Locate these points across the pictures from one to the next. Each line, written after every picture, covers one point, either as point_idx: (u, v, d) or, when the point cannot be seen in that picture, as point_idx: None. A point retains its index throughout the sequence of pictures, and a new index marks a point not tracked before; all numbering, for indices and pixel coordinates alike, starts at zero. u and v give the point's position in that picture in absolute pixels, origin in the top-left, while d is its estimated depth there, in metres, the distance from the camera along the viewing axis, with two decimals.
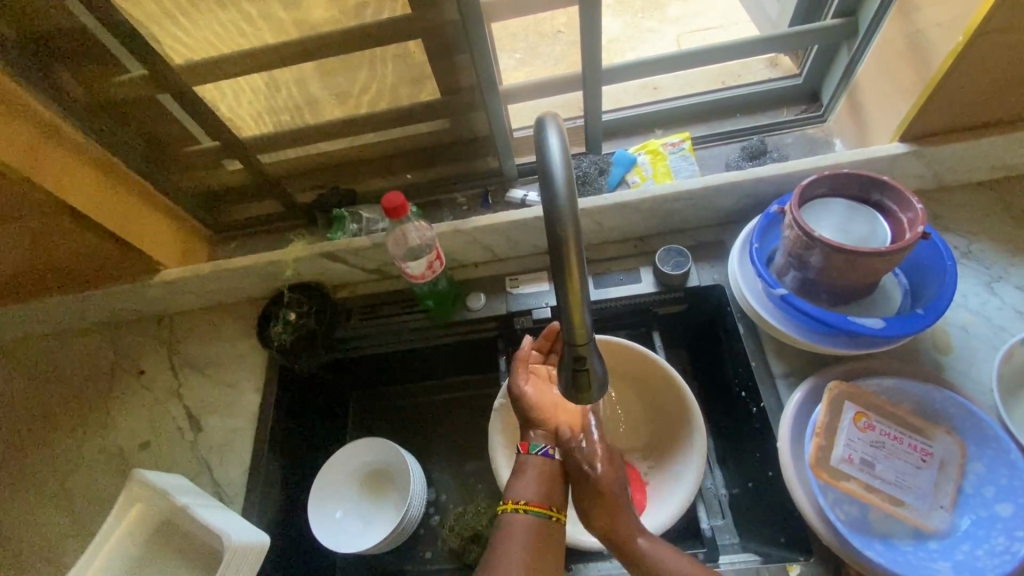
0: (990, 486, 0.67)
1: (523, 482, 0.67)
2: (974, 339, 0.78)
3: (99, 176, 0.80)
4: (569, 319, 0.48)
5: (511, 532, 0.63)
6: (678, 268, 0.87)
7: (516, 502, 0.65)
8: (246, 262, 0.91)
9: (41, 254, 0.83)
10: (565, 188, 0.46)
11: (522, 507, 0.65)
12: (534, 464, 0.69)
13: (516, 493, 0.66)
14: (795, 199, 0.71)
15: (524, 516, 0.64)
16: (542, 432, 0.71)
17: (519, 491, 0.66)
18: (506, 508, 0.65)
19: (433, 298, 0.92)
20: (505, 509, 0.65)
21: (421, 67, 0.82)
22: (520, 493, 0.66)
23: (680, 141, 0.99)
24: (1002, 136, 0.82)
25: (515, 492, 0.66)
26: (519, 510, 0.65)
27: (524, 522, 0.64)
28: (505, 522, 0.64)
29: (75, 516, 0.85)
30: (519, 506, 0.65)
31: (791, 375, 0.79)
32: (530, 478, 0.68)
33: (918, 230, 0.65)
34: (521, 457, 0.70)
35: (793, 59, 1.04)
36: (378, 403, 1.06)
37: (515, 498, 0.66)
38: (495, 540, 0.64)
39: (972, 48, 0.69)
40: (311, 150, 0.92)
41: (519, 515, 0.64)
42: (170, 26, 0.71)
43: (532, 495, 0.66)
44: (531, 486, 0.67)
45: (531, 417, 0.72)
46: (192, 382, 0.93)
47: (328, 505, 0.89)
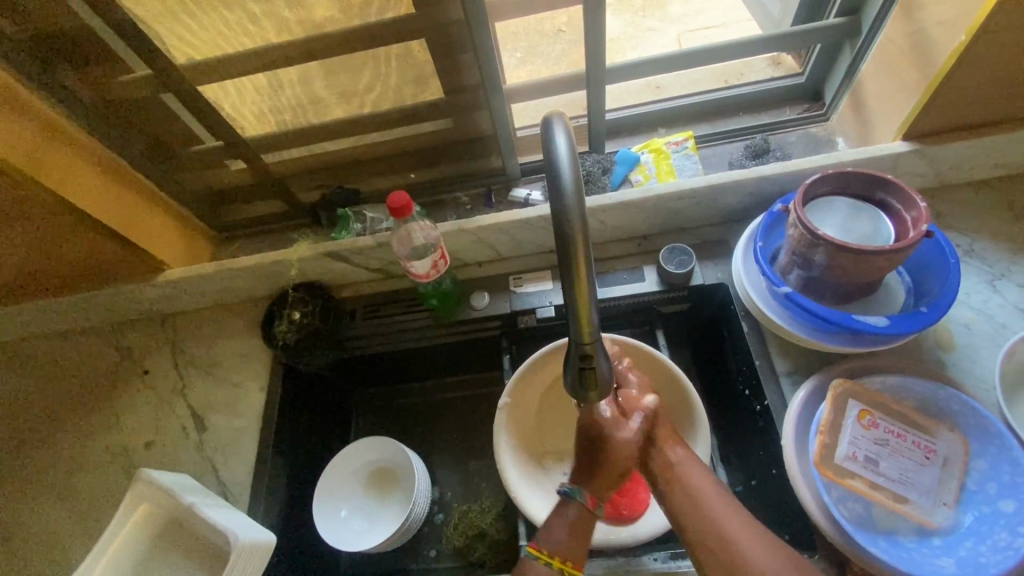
0: (993, 483, 0.67)
1: (558, 530, 0.64)
2: (976, 336, 0.78)
3: (103, 176, 0.80)
4: (577, 317, 0.48)
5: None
6: (682, 266, 0.87)
7: (550, 556, 0.62)
8: (250, 261, 0.91)
9: (45, 253, 0.83)
10: (573, 187, 0.47)
11: (556, 564, 0.62)
12: (569, 513, 0.65)
13: (551, 544, 0.63)
14: (799, 197, 0.71)
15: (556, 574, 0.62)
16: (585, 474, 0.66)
17: (553, 539, 0.63)
18: (540, 561, 0.62)
19: (437, 296, 0.92)
20: (535, 559, 0.63)
21: (425, 66, 0.82)
22: (556, 545, 0.63)
23: (683, 140, 0.99)
24: (1004, 135, 0.82)
25: (546, 541, 0.63)
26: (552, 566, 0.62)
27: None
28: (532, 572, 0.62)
29: (80, 516, 0.85)
30: (553, 561, 0.62)
31: (795, 373, 0.79)
32: (564, 524, 0.64)
33: (922, 227, 0.66)
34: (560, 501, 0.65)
35: (795, 57, 1.04)
36: (382, 402, 1.06)
37: (550, 550, 0.63)
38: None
39: (974, 47, 0.69)
40: (314, 148, 0.92)
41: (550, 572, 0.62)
42: (174, 26, 0.71)
43: (567, 546, 0.63)
44: (568, 534, 0.64)
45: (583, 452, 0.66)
46: (196, 381, 0.93)
47: (333, 504, 0.89)
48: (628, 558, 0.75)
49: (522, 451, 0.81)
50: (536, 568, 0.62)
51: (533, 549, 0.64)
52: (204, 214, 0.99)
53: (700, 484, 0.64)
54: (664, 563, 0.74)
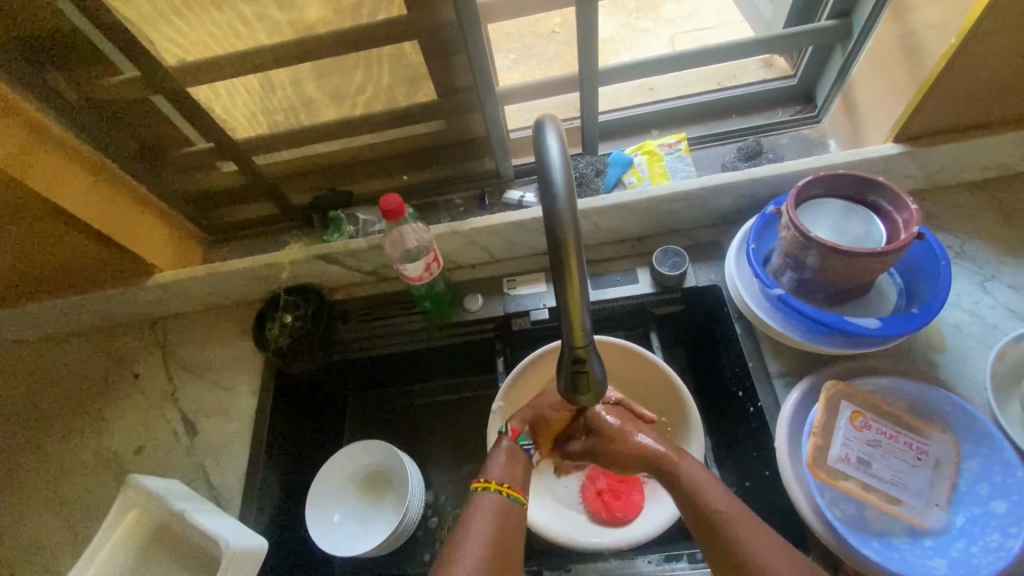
0: (984, 484, 0.67)
1: (502, 465, 0.67)
2: (967, 337, 0.78)
3: (92, 179, 0.79)
4: (569, 321, 0.48)
5: (488, 512, 0.62)
6: (675, 268, 0.87)
7: (498, 484, 0.65)
8: (243, 264, 0.91)
9: (34, 257, 0.83)
10: (565, 190, 0.46)
11: (502, 490, 0.64)
12: (514, 451, 0.69)
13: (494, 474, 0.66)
14: (791, 199, 0.71)
15: (503, 499, 0.64)
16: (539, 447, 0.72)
17: (498, 471, 0.66)
18: (488, 488, 0.64)
19: (430, 299, 0.92)
20: (482, 488, 0.64)
21: (417, 68, 0.82)
22: (501, 475, 0.66)
23: (676, 142, 0.99)
24: (994, 136, 0.82)
25: (493, 473, 0.66)
26: (498, 490, 0.64)
27: (500, 504, 0.63)
28: (481, 499, 0.63)
29: (70, 522, 0.84)
30: (503, 488, 0.64)
31: (788, 375, 0.79)
32: (508, 461, 0.67)
33: (913, 230, 0.66)
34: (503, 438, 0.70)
35: (787, 59, 1.04)
36: (375, 405, 1.05)
37: (497, 480, 0.65)
38: (469, 514, 0.62)
39: (964, 49, 0.69)
40: (306, 151, 0.92)
41: (499, 496, 0.64)
42: (164, 28, 0.71)
43: (512, 479, 0.66)
44: (511, 469, 0.67)
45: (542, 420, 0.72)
46: (187, 385, 0.92)
47: (326, 508, 0.88)
48: (622, 561, 0.76)
49: None
50: (486, 497, 0.64)
51: (482, 483, 0.65)
52: (195, 216, 0.98)
53: (708, 491, 0.63)
54: (657, 565, 0.74)
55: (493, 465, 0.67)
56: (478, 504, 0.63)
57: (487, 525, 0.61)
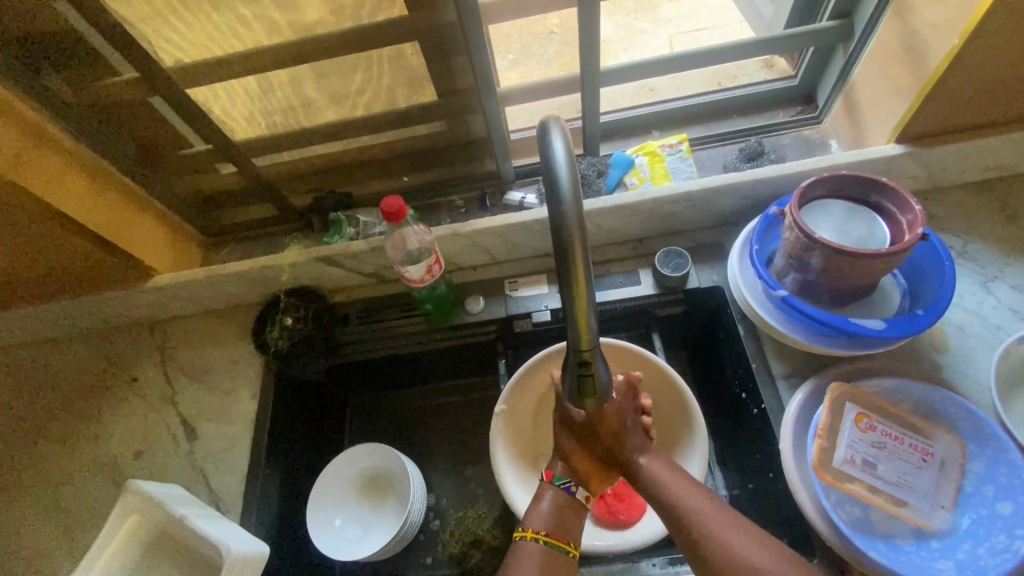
0: (990, 485, 0.67)
1: (541, 512, 0.63)
2: (970, 338, 0.78)
3: (90, 181, 0.79)
4: (575, 324, 0.47)
5: (526, 562, 0.60)
6: (678, 270, 0.86)
7: (535, 532, 0.62)
8: (243, 266, 0.90)
9: (31, 261, 0.82)
10: (571, 192, 0.46)
11: (541, 538, 0.61)
12: (552, 496, 0.64)
13: (535, 522, 0.62)
14: (795, 200, 0.71)
15: (544, 549, 0.61)
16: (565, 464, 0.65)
17: (536, 519, 0.63)
18: (528, 538, 0.61)
19: (432, 301, 0.91)
20: (521, 538, 0.62)
21: (418, 69, 0.81)
22: (539, 521, 0.62)
23: (677, 143, 0.99)
24: (996, 137, 0.82)
25: (533, 520, 0.63)
26: (537, 541, 0.61)
27: (539, 553, 0.60)
28: (519, 549, 0.61)
29: (68, 528, 0.83)
30: (540, 537, 0.61)
31: (792, 376, 0.79)
32: (546, 508, 0.64)
33: (918, 230, 0.66)
34: (543, 486, 0.65)
35: (788, 60, 1.04)
36: (375, 408, 1.05)
37: (535, 527, 0.62)
38: (508, 563, 0.61)
39: (967, 49, 0.69)
40: (306, 152, 0.91)
41: (538, 546, 0.61)
42: (163, 28, 0.70)
43: (552, 525, 0.62)
44: (552, 515, 0.63)
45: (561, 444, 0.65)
46: (186, 389, 0.91)
47: (327, 513, 0.88)
48: (626, 564, 0.75)
49: (520, 458, 0.80)
50: (526, 547, 0.61)
51: (521, 532, 0.62)
52: (194, 219, 0.97)
53: (676, 489, 0.61)
54: (662, 568, 0.73)
55: (534, 509, 0.64)
56: (520, 555, 0.61)
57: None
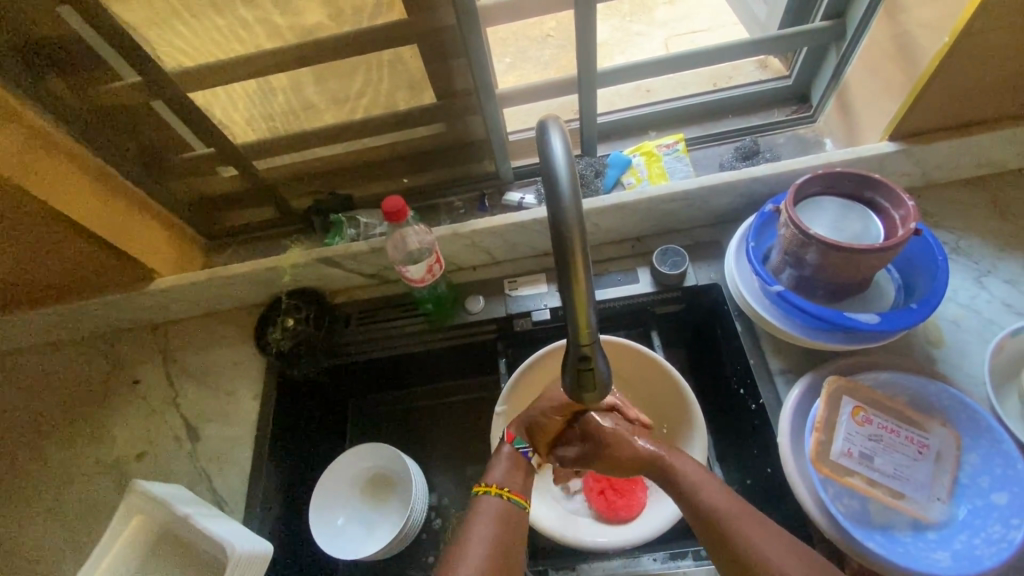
0: (985, 476, 0.68)
1: (501, 470, 0.70)
2: (965, 332, 0.79)
3: (93, 184, 0.79)
4: (574, 319, 0.48)
5: (490, 513, 0.65)
6: (676, 268, 0.87)
7: (498, 488, 0.68)
8: (244, 268, 0.91)
9: (34, 264, 0.82)
10: (570, 190, 0.47)
11: (499, 492, 0.67)
12: (511, 455, 0.72)
13: (494, 478, 0.69)
14: (790, 197, 0.72)
15: (501, 503, 0.66)
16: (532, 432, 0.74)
17: (495, 475, 0.69)
18: (486, 491, 0.67)
19: (432, 301, 0.93)
20: (478, 491, 0.68)
21: (417, 71, 0.82)
22: (498, 478, 0.69)
23: (674, 143, 1.00)
24: (987, 134, 0.84)
25: (492, 476, 0.69)
26: (497, 494, 0.67)
27: (495, 504, 0.66)
28: (481, 501, 0.67)
29: (72, 531, 0.83)
30: (495, 489, 0.67)
31: (789, 371, 0.80)
32: (509, 466, 0.70)
33: (911, 225, 0.67)
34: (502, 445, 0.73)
35: (782, 60, 1.06)
36: (377, 408, 1.06)
37: (495, 483, 0.68)
38: (467, 514, 0.66)
39: (957, 48, 0.71)
40: (307, 155, 0.92)
41: (494, 499, 0.66)
42: (166, 32, 0.71)
43: (508, 481, 0.68)
44: (508, 472, 0.70)
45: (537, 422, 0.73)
46: (189, 391, 0.92)
47: (330, 512, 0.88)
48: (628, 559, 0.76)
49: None
50: (485, 501, 0.67)
51: (482, 486, 0.68)
52: (194, 221, 0.98)
53: (715, 500, 0.63)
54: (662, 563, 0.74)
55: (491, 468, 0.70)
56: (479, 507, 0.66)
57: (486, 524, 0.64)
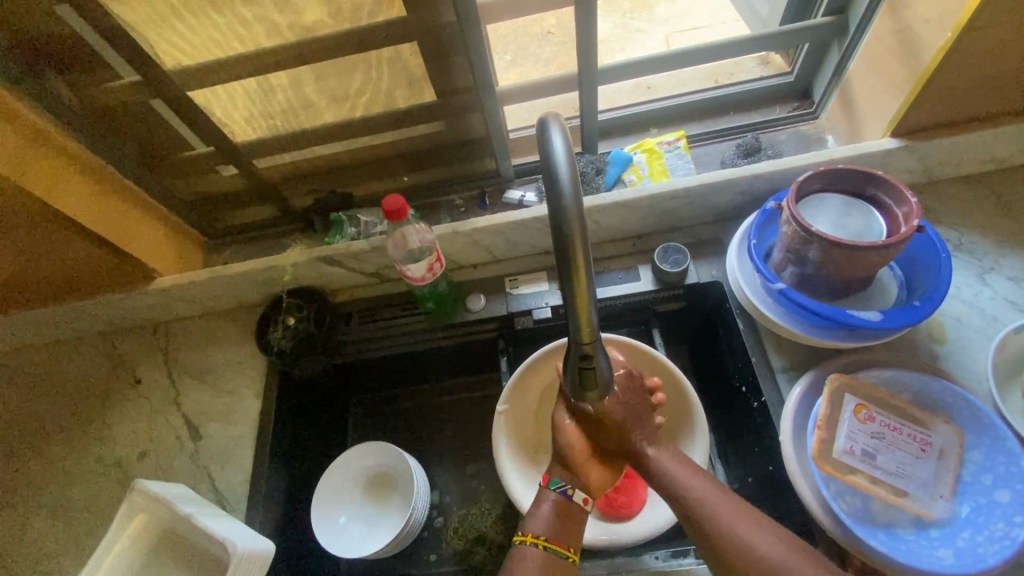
0: (989, 473, 0.68)
1: (542, 518, 0.66)
2: (968, 329, 0.79)
3: (92, 184, 0.79)
4: (575, 318, 0.48)
5: (526, 566, 0.63)
6: (677, 265, 0.87)
7: (535, 537, 0.65)
8: (244, 268, 0.91)
9: (34, 265, 0.82)
10: (571, 187, 0.47)
11: (541, 544, 0.64)
12: (553, 501, 0.67)
13: (536, 527, 0.65)
14: (792, 195, 0.72)
15: (541, 553, 0.64)
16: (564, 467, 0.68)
17: (536, 524, 0.66)
18: (526, 542, 0.65)
19: (433, 299, 0.92)
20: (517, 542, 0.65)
21: (417, 69, 0.82)
22: (539, 527, 0.65)
23: (675, 140, 1.00)
24: (990, 130, 0.83)
25: (535, 526, 0.66)
26: (538, 546, 0.64)
27: (538, 557, 0.63)
28: (518, 553, 0.64)
29: (74, 530, 0.83)
30: (536, 541, 0.64)
31: (791, 369, 0.80)
32: (550, 513, 0.66)
33: (914, 222, 0.67)
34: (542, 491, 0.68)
35: (784, 56, 1.05)
36: (378, 406, 1.05)
37: (534, 532, 0.65)
38: (507, 564, 0.64)
39: (960, 43, 0.70)
40: (307, 153, 0.92)
41: (536, 551, 0.64)
42: (164, 31, 0.71)
43: (550, 530, 0.65)
44: (550, 520, 0.66)
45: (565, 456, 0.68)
46: (190, 390, 0.92)
47: (332, 510, 0.88)
48: (629, 557, 0.76)
49: (522, 452, 0.81)
50: (527, 551, 0.64)
51: (525, 536, 0.65)
52: (194, 220, 0.98)
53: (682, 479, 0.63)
54: (664, 561, 0.74)
55: (532, 515, 0.67)
56: (518, 558, 0.64)
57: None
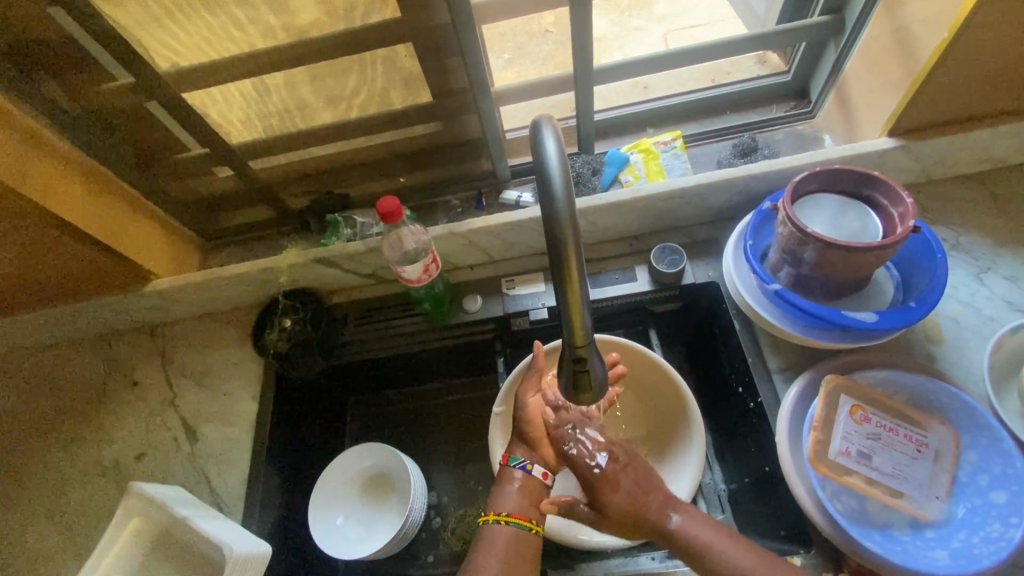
0: (984, 474, 0.68)
1: (505, 496, 0.68)
2: (965, 329, 0.79)
3: (88, 187, 0.79)
4: (568, 321, 0.48)
5: (491, 542, 0.65)
6: (673, 266, 0.87)
7: (497, 514, 0.67)
8: (241, 269, 0.91)
9: (31, 268, 0.82)
10: (563, 191, 0.47)
11: (503, 519, 0.66)
12: (515, 479, 0.70)
13: (499, 505, 0.68)
14: (787, 196, 0.71)
15: (505, 528, 0.66)
16: (525, 448, 0.72)
17: (499, 502, 0.68)
18: (490, 519, 0.67)
19: (429, 301, 0.92)
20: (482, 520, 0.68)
21: (412, 70, 0.82)
22: (501, 504, 0.68)
23: (671, 140, 1.00)
24: (986, 130, 0.83)
25: (499, 504, 0.68)
26: (499, 522, 0.66)
27: (502, 532, 0.65)
28: (485, 531, 0.66)
29: (72, 532, 0.84)
30: (498, 517, 0.66)
31: (787, 370, 0.80)
32: (513, 490, 0.69)
33: (910, 223, 0.66)
34: (503, 469, 0.71)
35: (781, 55, 1.05)
36: (374, 407, 1.05)
37: (497, 510, 0.67)
38: (475, 546, 0.66)
39: (956, 42, 0.70)
40: (302, 154, 0.92)
41: (499, 527, 0.66)
42: (158, 33, 0.71)
43: (512, 506, 0.67)
44: (513, 497, 0.68)
45: (525, 430, 0.73)
46: (188, 392, 0.92)
47: (329, 511, 0.88)
48: (626, 558, 0.76)
49: None
50: (492, 528, 0.66)
51: (489, 514, 0.67)
52: (190, 222, 0.98)
53: (727, 552, 0.62)
54: (661, 562, 0.74)
55: (495, 493, 0.70)
56: (485, 537, 0.66)
57: (495, 555, 0.64)
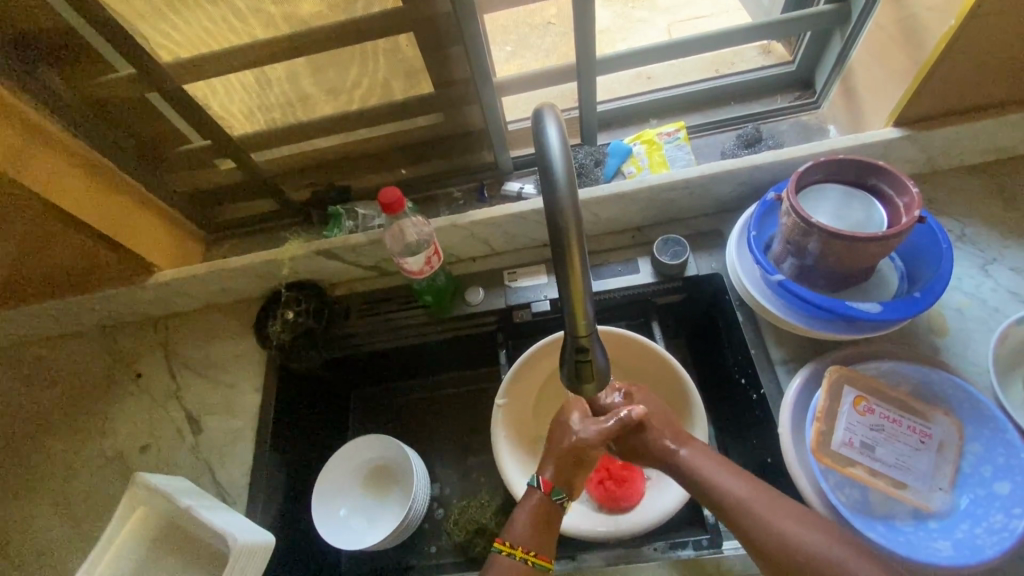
0: (988, 465, 0.68)
1: (530, 529, 0.65)
2: (969, 320, 0.78)
3: (92, 178, 0.79)
4: (571, 312, 0.48)
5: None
6: (677, 257, 0.87)
7: (524, 551, 0.63)
8: (244, 261, 0.91)
9: (33, 260, 0.83)
10: (566, 181, 0.46)
11: (524, 556, 0.63)
12: (541, 508, 0.67)
13: (524, 540, 0.64)
14: (791, 185, 0.71)
15: (527, 568, 0.63)
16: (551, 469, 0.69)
17: (523, 534, 0.65)
18: (511, 554, 0.63)
19: (431, 293, 0.91)
20: (499, 551, 0.64)
21: (413, 61, 0.82)
22: (527, 541, 0.64)
23: (675, 130, 0.99)
24: (992, 119, 0.82)
25: (524, 538, 0.64)
26: (527, 561, 0.63)
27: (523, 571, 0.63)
28: (501, 562, 0.63)
29: (77, 523, 0.84)
30: (525, 555, 0.63)
31: (790, 361, 0.80)
32: (539, 523, 0.66)
33: (914, 213, 0.66)
34: (535, 495, 0.67)
35: (786, 45, 1.04)
36: (377, 399, 1.06)
37: (522, 546, 0.64)
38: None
39: (963, 30, 0.69)
40: (304, 145, 0.92)
41: (517, 563, 0.63)
42: (158, 23, 0.71)
43: (540, 544, 0.64)
44: (539, 533, 0.65)
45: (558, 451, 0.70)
46: (191, 384, 0.92)
47: (332, 502, 0.89)
48: (628, 549, 0.76)
49: (520, 446, 0.81)
50: (509, 562, 0.63)
51: (507, 546, 0.64)
52: (193, 214, 0.98)
53: (714, 475, 0.64)
54: (663, 552, 0.74)
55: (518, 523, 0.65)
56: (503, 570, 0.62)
57: None
